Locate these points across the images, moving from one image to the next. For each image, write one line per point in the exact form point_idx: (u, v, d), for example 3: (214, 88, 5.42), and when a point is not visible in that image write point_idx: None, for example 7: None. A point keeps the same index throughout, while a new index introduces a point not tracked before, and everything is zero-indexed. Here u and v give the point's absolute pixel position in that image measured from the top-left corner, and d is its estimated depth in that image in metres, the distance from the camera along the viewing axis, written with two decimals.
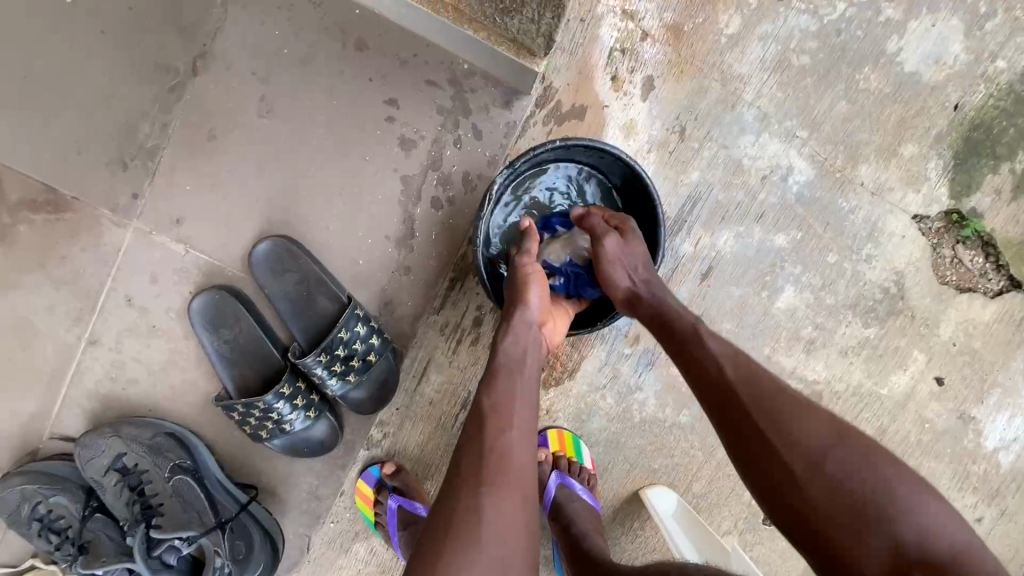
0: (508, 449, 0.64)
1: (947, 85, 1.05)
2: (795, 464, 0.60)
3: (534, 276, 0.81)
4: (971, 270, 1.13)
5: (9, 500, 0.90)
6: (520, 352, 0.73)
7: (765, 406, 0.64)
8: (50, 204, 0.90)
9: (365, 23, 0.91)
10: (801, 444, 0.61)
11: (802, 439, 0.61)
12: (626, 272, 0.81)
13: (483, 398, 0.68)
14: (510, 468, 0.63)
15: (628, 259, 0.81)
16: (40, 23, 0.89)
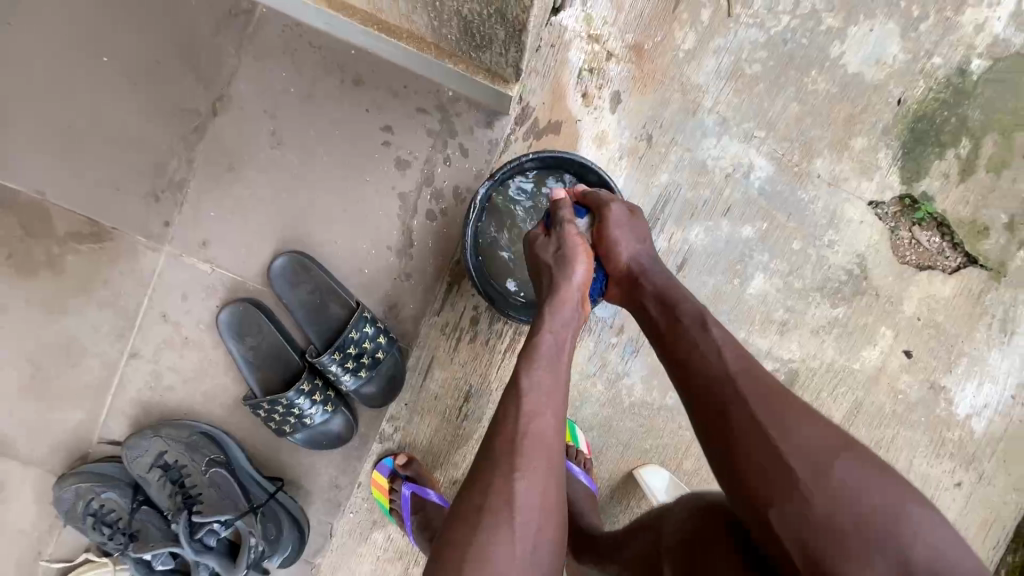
0: (541, 432, 0.68)
1: (888, 83, 1.16)
2: (798, 467, 0.61)
3: (581, 251, 0.85)
4: (929, 249, 1.22)
5: (66, 498, 1.01)
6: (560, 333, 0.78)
7: (771, 408, 0.66)
8: (93, 235, 1.03)
9: (360, 61, 1.03)
10: (803, 449, 0.63)
11: (804, 445, 0.63)
12: (630, 244, 0.87)
13: (521, 379, 0.72)
14: (537, 446, 0.67)
15: (634, 233, 0.88)
16: (81, 79, 1.02)
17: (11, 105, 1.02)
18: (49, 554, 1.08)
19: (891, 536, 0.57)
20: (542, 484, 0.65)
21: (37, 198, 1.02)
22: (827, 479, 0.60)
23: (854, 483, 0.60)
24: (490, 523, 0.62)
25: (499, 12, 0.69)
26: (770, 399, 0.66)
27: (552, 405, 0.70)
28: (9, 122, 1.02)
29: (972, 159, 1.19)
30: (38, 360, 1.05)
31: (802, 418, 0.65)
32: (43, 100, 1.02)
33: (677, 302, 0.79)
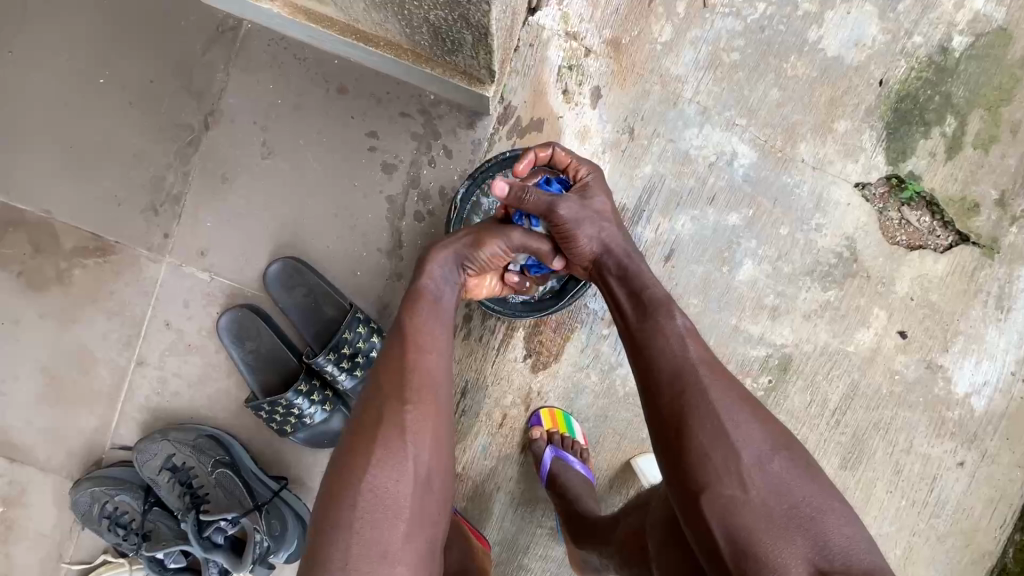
0: (427, 370, 0.74)
1: (869, 65, 1.16)
2: (741, 448, 0.66)
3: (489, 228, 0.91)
4: (920, 229, 1.22)
5: (82, 501, 1.06)
6: (439, 290, 0.85)
7: (721, 388, 0.71)
8: (97, 249, 1.08)
9: (343, 70, 1.07)
10: (746, 436, 0.68)
11: (748, 433, 0.68)
12: (589, 236, 0.89)
13: (406, 322, 0.79)
14: (427, 383, 0.74)
15: (593, 222, 0.90)
16: (81, 100, 1.07)
17: (16, 129, 1.07)
18: (70, 556, 1.14)
19: (764, 467, 0.66)
20: (428, 414, 0.71)
21: (43, 217, 1.07)
22: (723, 413, 0.68)
23: (742, 421, 0.68)
24: (376, 450, 0.67)
25: (462, 14, 0.72)
26: (691, 345, 0.75)
27: (440, 345, 0.78)
28: (15, 145, 1.07)
29: (958, 136, 1.19)
30: (51, 371, 1.10)
31: (716, 364, 0.74)
32: (46, 122, 1.07)
33: (626, 267, 0.87)
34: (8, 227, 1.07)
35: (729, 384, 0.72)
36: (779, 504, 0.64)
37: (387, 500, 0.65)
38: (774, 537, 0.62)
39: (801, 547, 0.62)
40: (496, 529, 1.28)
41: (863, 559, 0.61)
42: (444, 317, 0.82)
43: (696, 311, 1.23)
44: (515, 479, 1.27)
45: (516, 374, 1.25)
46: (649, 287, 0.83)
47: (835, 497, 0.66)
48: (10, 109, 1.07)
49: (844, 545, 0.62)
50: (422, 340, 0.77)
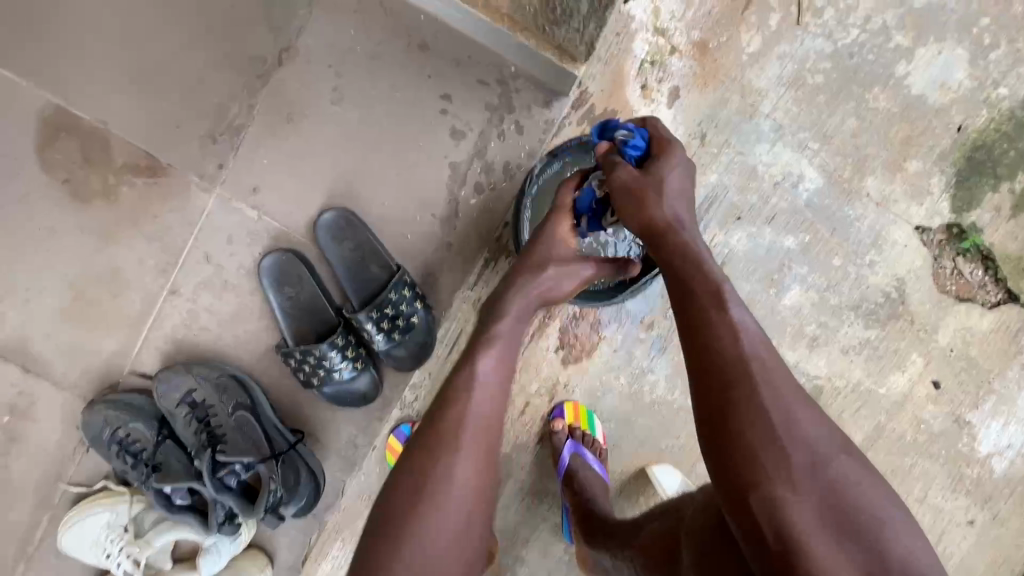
0: (484, 414, 0.70)
1: (952, 108, 1.14)
2: (794, 451, 0.62)
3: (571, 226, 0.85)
4: (971, 282, 1.21)
5: (95, 422, 1.04)
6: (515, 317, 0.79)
7: (776, 385, 0.66)
8: (148, 170, 1.05)
9: (427, 27, 1.04)
10: (803, 436, 0.64)
11: (805, 433, 0.64)
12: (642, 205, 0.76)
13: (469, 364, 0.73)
14: (483, 430, 0.70)
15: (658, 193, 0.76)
16: (154, 15, 1.04)
17: (80, 32, 1.03)
18: (69, 477, 1.12)
19: (817, 469, 0.62)
20: (478, 460, 0.68)
21: (99, 127, 1.04)
22: (779, 414, 0.64)
23: (796, 422, 0.64)
24: (425, 504, 0.65)
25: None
26: (751, 340, 0.69)
27: (496, 383, 0.73)
28: (77, 49, 1.03)
29: None
30: (81, 286, 1.07)
31: (774, 361, 0.68)
32: (115, 31, 1.04)
33: (683, 242, 0.75)
34: (60, 132, 1.04)
35: (785, 383, 0.67)
36: (832, 506, 0.60)
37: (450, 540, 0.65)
38: (825, 539, 0.58)
39: (854, 553, 0.58)
40: (499, 515, 1.27)
41: (917, 569, 0.58)
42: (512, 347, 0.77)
43: None
44: (526, 470, 1.26)
45: (545, 364, 1.22)
46: (704, 264, 0.74)
47: (893, 504, 0.62)
48: (76, 10, 1.03)
49: (904, 556, 0.59)
50: (478, 383, 0.72)
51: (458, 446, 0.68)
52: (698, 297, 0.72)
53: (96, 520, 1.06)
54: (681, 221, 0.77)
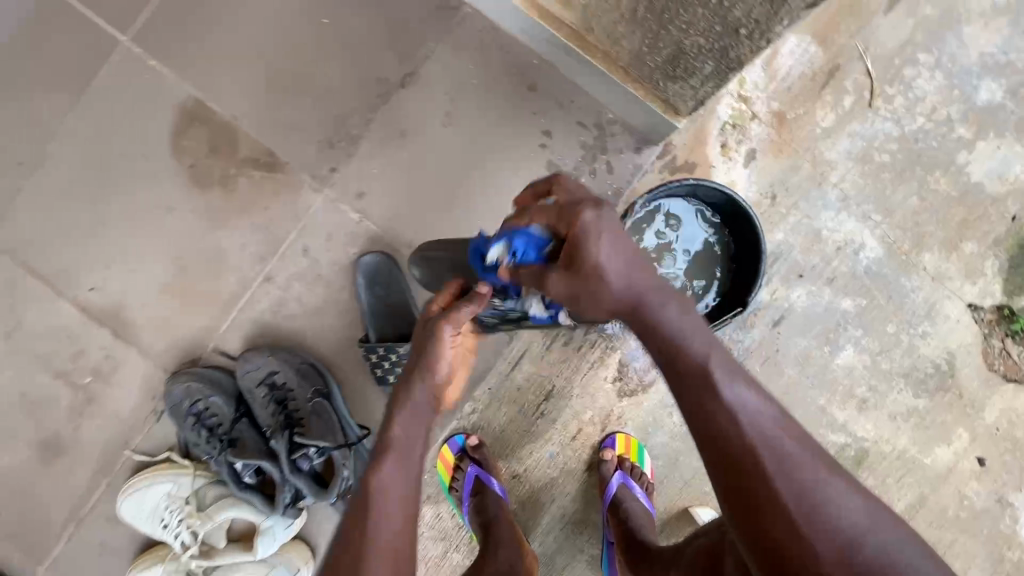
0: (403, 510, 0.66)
1: (1007, 198, 1.22)
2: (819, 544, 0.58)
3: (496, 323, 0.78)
4: (1019, 363, 1.26)
5: (177, 392, 1.08)
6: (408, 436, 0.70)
7: (792, 470, 0.61)
8: (266, 165, 1.14)
9: (538, 69, 1.14)
10: (834, 527, 0.59)
11: (836, 522, 0.59)
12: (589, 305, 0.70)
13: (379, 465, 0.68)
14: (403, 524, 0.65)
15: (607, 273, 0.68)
16: (292, 29, 1.14)
17: (224, 36, 1.13)
18: (134, 445, 1.15)
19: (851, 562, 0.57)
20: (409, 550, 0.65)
21: (228, 123, 1.13)
22: (803, 500, 0.60)
23: (822, 512, 0.59)
24: None
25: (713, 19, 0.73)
26: (755, 427, 0.63)
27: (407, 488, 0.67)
28: (220, 50, 1.14)
29: None
30: (183, 263, 1.14)
31: (785, 437, 0.63)
32: (256, 39, 1.14)
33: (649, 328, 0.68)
34: (194, 122, 1.14)
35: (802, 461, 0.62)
36: None
37: None
38: None
39: None
40: (538, 540, 1.27)
41: None
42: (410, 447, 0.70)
43: (789, 381, 1.26)
44: (569, 497, 1.27)
45: (601, 394, 1.25)
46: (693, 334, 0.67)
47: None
48: (224, 17, 1.14)
49: None
50: (382, 496, 0.65)
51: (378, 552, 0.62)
52: (699, 379, 0.65)
53: (159, 489, 1.08)
54: (655, 305, 0.67)
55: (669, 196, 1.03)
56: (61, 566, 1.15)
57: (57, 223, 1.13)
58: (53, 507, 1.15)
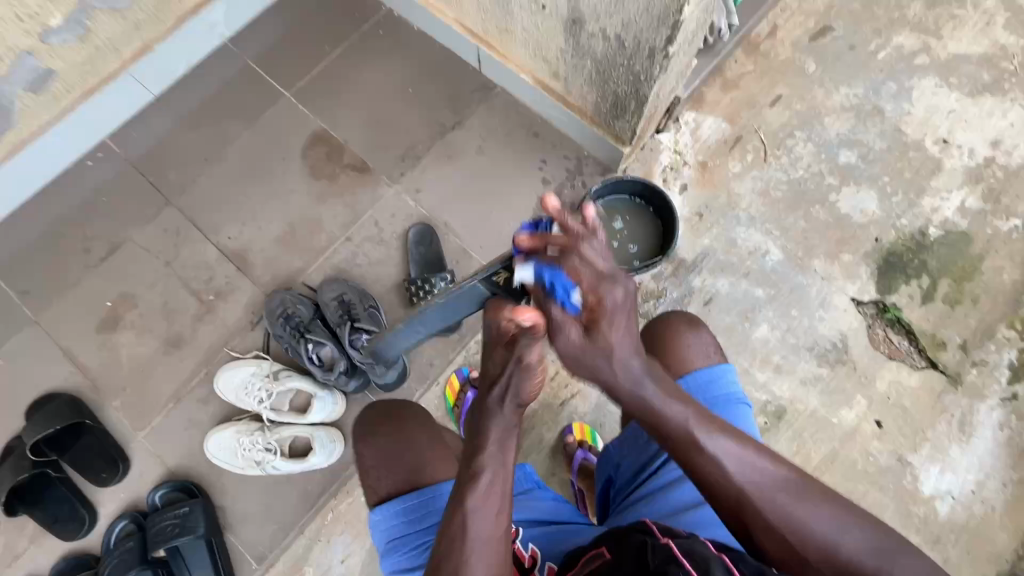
0: (486, 470, 0.79)
1: (870, 226, 1.72)
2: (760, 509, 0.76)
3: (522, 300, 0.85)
4: (899, 347, 1.64)
5: (275, 300, 1.55)
6: (503, 426, 0.80)
7: (736, 455, 0.78)
8: (359, 169, 1.73)
9: (542, 122, 1.75)
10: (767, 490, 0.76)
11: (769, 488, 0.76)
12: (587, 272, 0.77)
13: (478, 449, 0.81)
14: (488, 475, 0.79)
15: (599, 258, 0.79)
16: (387, 91, 1.80)
17: (345, 94, 1.80)
18: (232, 346, 1.59)
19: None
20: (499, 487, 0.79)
21: (339, 143, 1.76)
22: (740, 473, 0.77)
23: (760, 476, 0.77)
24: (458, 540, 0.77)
25: (632, 63, 1.28)
26: (801, 526, 0.74)
27: (495, 451, 0.80)
28: (341, 102, 1.80)
29: (931, 291, 1.67)
30: (292, 226, 1.68)
31: (835, 525, 0.75)
32: (364, 96, 1.80)
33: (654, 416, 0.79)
34: (317, 141, 1.76)
35: (854, 542, 0.74)
36: (795, 535, 0.75)
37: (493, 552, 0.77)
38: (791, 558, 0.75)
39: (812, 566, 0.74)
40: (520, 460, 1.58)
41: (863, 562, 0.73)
42: (502, 433, 0.80)
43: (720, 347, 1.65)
44: (548, 428, 1.60)
45: None
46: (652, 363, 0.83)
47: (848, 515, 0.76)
48: (346, 83, 1.82)
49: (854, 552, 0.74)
50: (483, 469, 0.79)
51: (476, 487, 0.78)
52: (737, 510, 0.77)
53: (247, 369, 1.49)
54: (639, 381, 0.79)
55: (618, 193, 1.55)
56: (157, 433, 1.52)
57: (218, 195, 1.72)
58: (164, 387, 1.56)
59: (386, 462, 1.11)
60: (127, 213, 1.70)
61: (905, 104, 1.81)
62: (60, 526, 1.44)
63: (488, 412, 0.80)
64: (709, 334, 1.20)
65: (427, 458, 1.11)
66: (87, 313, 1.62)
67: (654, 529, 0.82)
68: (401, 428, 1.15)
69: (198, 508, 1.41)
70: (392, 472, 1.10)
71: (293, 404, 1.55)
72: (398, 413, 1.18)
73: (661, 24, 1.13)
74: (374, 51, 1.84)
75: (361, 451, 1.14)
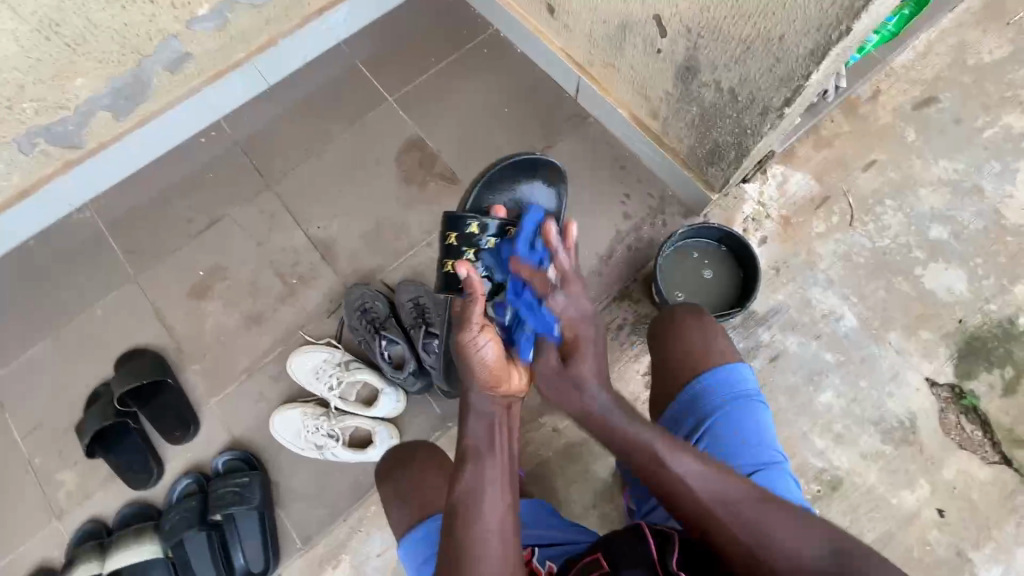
0: (473, 454, 0.94)
1: (955, 306, 1.66)
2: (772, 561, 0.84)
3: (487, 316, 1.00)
4: (972, 437, 1.57)
5: (356, 293, 1.62)
6: (487, 407, 0.96)
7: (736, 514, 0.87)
8: (447, 179, 1.80)
9: (630, 156, 1.78)
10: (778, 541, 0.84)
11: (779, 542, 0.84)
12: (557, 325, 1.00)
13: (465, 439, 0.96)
14: (473, 453, 0.94)
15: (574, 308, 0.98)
16: (484, 108, 1.87)
17: (444, 106, 1.88)
18: (306, 331, 1.67)
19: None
20: (489, 468, 0.92)
21: (432, 151, 1.83)
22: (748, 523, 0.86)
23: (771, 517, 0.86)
24: (455, 526, 0.89)
25: (742, 116, 1.29)
26: (770, 536, 0.85)
27: (480, 435, 0.95)
28: (439, 113, 1.87)
29: (1013, 383, 1.60)
30: (377, 224, 1.76)
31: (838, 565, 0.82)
32: (461, 110, 1.87)
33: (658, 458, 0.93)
34: (411, 147, 1.84)
35: (815, 553, 0.83)
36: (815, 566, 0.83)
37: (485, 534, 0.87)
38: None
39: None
40: (563, 487, 1.59)
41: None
42: (487, 420, 0.96)
43: (781, 406, 1.63)
44: (595, 459, 1.61)
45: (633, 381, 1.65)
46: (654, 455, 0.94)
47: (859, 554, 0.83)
48: (446, 95, 1.89)
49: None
50: (476, 456, 0.93)
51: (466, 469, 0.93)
52: (704, 533, 0.88)
53: (319, 355, 1.57)
54: (585, 389, 0.99)
55: (701, 238, 1.57)
56: (227, 402, 1.61)
57: (313, 185, 1.81)
58: (239, 359, 1.65)
59: (397, 495, 1.17)
60: (229, 191, 1.82)
61: (1008, 186, 1.75)
62: (131, 474, 1.53)
63: (474, 418, 0.96)
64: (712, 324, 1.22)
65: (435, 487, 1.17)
66: (181, 278, 1.73)
67: (651, 549, 0.89)
68: (411, 456, 1.24)
69: (256, 480, 1.48)
70: (402, 506, 1.15)
71: (355, 394, 1.61)
72: (404, 452, 1.25)
73: (783, 86, 1.14)
74: (476, 68, 1.92)
75: (379, 490, 1.22)
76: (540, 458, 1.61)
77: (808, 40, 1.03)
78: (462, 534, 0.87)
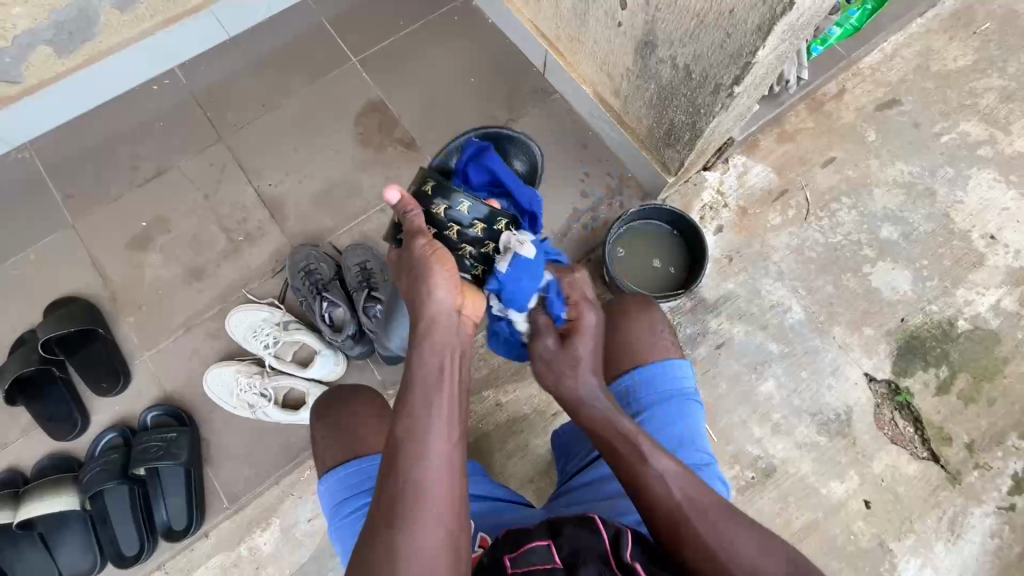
0: (422, 396, 0.77)
1: (899, 305, 1.69)
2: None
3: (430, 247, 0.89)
4: (903, 433, 1.60)
5: (301, 253, 1.58)
6: (443, 345, 0.81)
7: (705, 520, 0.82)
8: (407, 145, 1.76)
9: (594, 135, 1.76)
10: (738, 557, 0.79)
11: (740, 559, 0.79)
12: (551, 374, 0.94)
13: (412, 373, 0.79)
14: (422, 399, 0.77)
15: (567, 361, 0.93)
16: (451, 76, 1.83)
17: (409, 71, 1.84)
18: (249, 289, 1.62)
19: None
20: (447, 416, 0.76)
21: (393, 116, 1.79)
22: (712, 538, 0.80)
23: (736, 535, 0.81)
24: (393, 487, 0.72)
25: (695, 95, 1.28)
26: (732, 549, 0.80)
27: (439, 373, 0.79)
28: (403, 77, 1.83)
29: (947, 383, 1.63)
30: (331, 186, 1.72)
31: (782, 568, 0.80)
32: (427, 76, 1.83)
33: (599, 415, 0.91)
34: (372, 110, 1.80)
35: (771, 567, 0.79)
36: None
37: (434, 500, 0.71)
38: None
39: None
40: (501, 461, 1.58)
41: None
42: (444, 358, 0.81)
43: (723, 393, 1.64)
44: (535, 435, 1.60)
45: None
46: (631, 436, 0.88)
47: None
48: (412, 60, 1.85)
49: None
50: (429, 401, 0.77)
51: (416, 412, 0.76)
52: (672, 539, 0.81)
53: (258, 314, 1.54)
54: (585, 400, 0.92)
55: (653, 221, 1.57)
56: (161, 356, 1.56)
57: (267, 142, 1.76)
58: (177, 314, 1.60)
59: (331, 433, 1.12)
60: (179, 142, 1.76)
61: (960, 191, 1.78)
62: (52, 424, 1.48)
63: (430, 340, 0.81)
64: (662, 317, 1.20)
65: (365, 429, 1.11)
66: (121, 228, 1.67)
67: (602, 536, 0.80)
68: (344, 402, 1.15)
69: (184, 436, 1.45)
70: (333, 443, 1.10)
71: (296, 355, 1.58)
72: (348, 391, 1.18)
73: (732, 63, 1.14)
74: (445, 35, 1.88)
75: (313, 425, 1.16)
76: (479, 432, 1.60)
77: (756, 14, 1.02)
78: (404, 502, 0.71)
